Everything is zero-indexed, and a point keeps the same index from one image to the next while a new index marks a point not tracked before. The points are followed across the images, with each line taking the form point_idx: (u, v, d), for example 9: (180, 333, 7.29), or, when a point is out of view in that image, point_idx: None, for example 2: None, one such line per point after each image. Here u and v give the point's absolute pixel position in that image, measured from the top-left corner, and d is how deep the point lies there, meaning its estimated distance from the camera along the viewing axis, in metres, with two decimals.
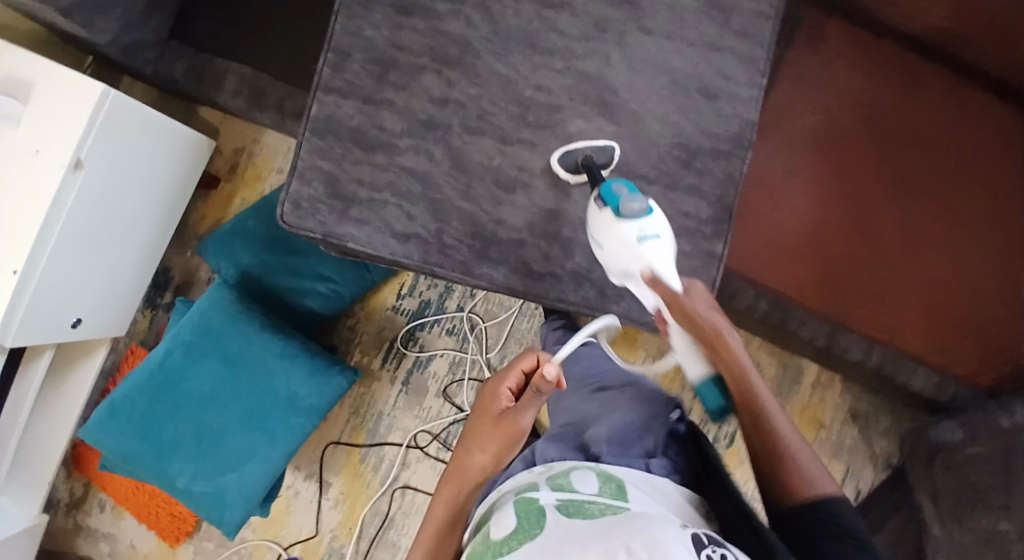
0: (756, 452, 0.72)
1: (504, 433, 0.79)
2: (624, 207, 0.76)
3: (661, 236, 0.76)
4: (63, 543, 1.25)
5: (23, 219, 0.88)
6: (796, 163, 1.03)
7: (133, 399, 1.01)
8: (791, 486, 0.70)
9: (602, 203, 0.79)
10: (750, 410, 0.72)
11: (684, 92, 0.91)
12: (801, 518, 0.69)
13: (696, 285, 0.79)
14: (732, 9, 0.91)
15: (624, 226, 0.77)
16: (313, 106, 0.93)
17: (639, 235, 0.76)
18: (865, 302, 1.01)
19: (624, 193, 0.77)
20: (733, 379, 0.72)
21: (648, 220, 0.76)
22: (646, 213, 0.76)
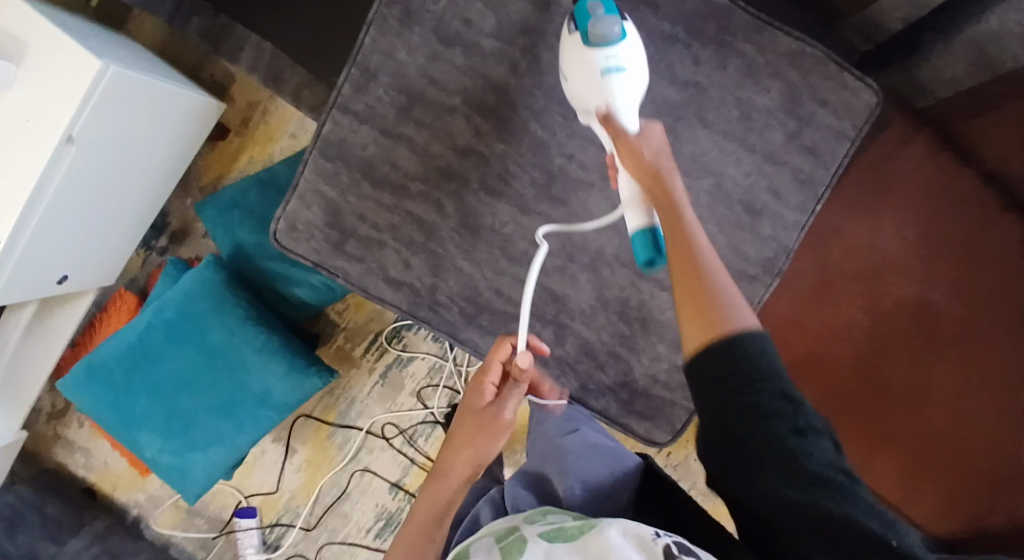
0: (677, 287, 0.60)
1: (488, 427, 0.76)
2: (592, 30, 0.71)
3: (629, 67, 0.71)
4: (42, 446, 1.32)
5: (6, 190, 0.83)
6: (822, 283, 0.96)
7: (112, 367, 1.03)
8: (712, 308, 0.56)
9: (574, 25, 0.73)
10: (679, 243, 0.61)
11: (727, 203, 0.82)
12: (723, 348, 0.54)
13: (655, 131, 0.69)
14: (810, 120, 0.82)
15: (592, 54, 0.72)
16: (326, 125, 0.85)
17: (605, 64, 0.71)
18: (851, 433, 0.96)
19: (598, 13, 0.71)
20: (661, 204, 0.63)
21: (618, 46, 0.71)
22: (617, 38, 0.71)
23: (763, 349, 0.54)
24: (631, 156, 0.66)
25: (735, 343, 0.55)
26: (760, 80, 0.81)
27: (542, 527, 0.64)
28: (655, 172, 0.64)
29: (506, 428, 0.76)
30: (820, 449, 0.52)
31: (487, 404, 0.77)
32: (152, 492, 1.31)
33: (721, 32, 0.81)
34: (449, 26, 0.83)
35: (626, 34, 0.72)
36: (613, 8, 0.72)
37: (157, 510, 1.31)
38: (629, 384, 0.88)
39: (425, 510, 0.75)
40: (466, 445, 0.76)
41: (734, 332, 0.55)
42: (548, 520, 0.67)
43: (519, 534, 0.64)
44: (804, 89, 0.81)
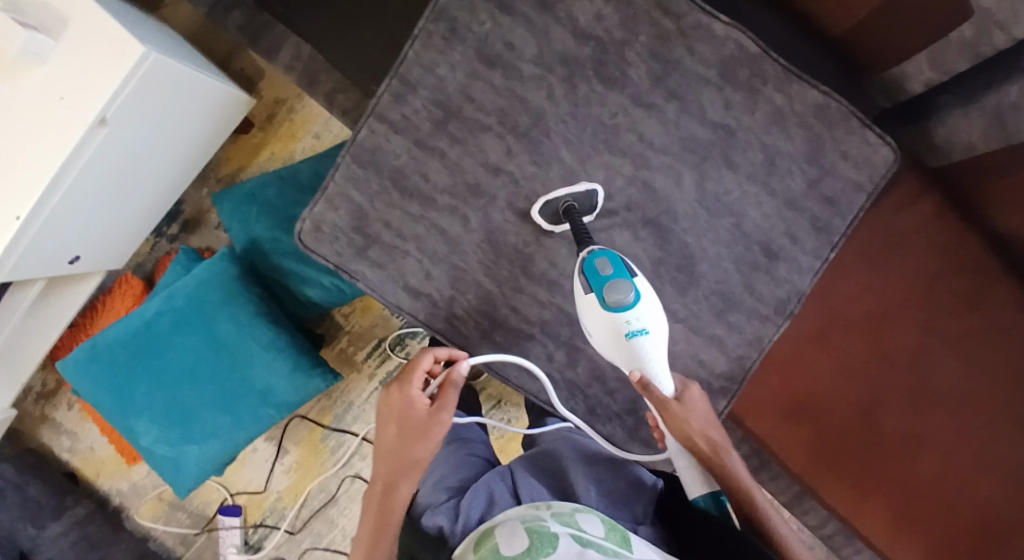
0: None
1: (417, 433, 0.78)
2: (609, 295, 0.73)
3: (648, 327, 0.73)
4: (28, 425, 1.30)
5: (31, 165, 0.83)
6: (828, 331, 0.98)
7: (116, 352, 1.01)
8: None
9: (588, 286, 0.75)
10: (753, 520, 0.75)
11: (745, 243, 0.84)
12: None
13: (693, 388, 0.79)
14: (831, 171, 0.84)
15: (611, 318, 0.73)
16: (362, 132, 0.86)
17: (629, 329, 0.73)
18: (843, 479, 0.98)
19: (610, 277, 0.73)
20: (730, 485, 0.76)
21: (636, 309, 0.73)
22: (632, 301, 0.73)
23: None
24: (685, 433, 0.77)
25: None
26: (788, 127, 0.83)
27: (571, 528, 0.68)
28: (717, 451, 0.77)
29: (431, 434, 0.78)
30: None
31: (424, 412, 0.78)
32: (136, 482, 1.29)
33: (754, 77, 0.83)
34: (490, 47, 0.84)
35: (639, 292, 0.73)
36: (623, 268, 0.74)
37: (138, 501, 1.30)
38: (636, 411, 0.90)
39: (374, 517, 0.78)
40: (399, 453, 0.78)
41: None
42: (578, 522, 0.70)
43: (549, 527, 0.67)
44: (828, 140, 0.84)
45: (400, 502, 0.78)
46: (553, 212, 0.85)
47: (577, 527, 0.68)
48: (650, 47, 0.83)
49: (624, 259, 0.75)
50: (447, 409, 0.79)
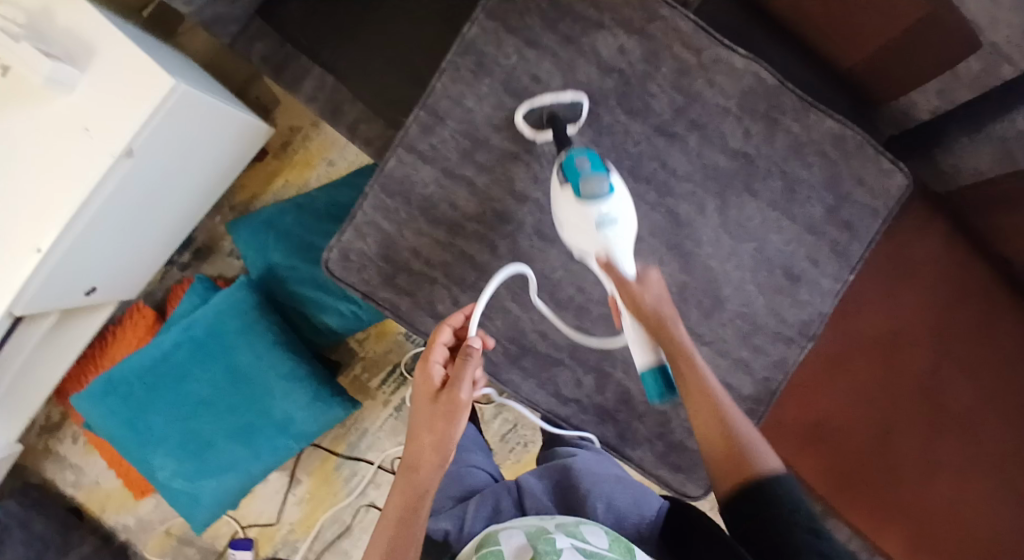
0: (701, 430, 0.70)
1: (435, 410, 0.75)
2: (585, 185, 0.74)
3: (621, 219, 0.74)
4: (30, 459, 1.27)
5: (55, 198, 0.81)
6: (846, 354, 1.00)
7: (132, 385, 0.99)
8: (742, 462, 0.68)
9: (564, 181, 0.76)
10: (698, 391, 0.69)
11: (768, 267, 0.86)
12: (756, 491, 0.67)
13: (653, 272, 0.73)
14: (848, 198, 0.87)
15: (584, 209, 0.74)
16: (390, 161, 0.88)
17: (600, 218, 0.73)
18: (862, 498, 0.99)
19: (587, 170, 0.75)
20: (673, 353, 0.69)
21: (610, 201, 0.74)
22: (606, 194, 0.74)
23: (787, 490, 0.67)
24: (633, 302, 0.70)
25: (766, 489, 0.67)
26: (806, 156, 0.86)
27: (575, 541, 0.71)
28: (663, 322, 0.69)
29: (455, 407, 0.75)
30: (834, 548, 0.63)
31: (439, 388, 0.76)
32: (143, 516, 1.26)
33: (772, 109, 0.86)
34: (517, 80, 0.86)
35: (613, 188, 0.75)
36: (599, 164, 0.75)
37: (145, 535, 1.27)
38: (665, 435, 0.90)
39: (400, 501, 0.75)
40: (423, 432, 0.75)
41: (763, 475, 0.68)
42: (583, 533, 0.73)
43: (555, 542, 0.70)
44: (844, 168, 0.87)
45: (424, 483, 0.75)
46: (537, 119, 0.86)
47: (582, 541, 0.71)
48: (672, 80, 0.86)
49: (602, 159, 0.77)
50: (461, 383, 0.75)
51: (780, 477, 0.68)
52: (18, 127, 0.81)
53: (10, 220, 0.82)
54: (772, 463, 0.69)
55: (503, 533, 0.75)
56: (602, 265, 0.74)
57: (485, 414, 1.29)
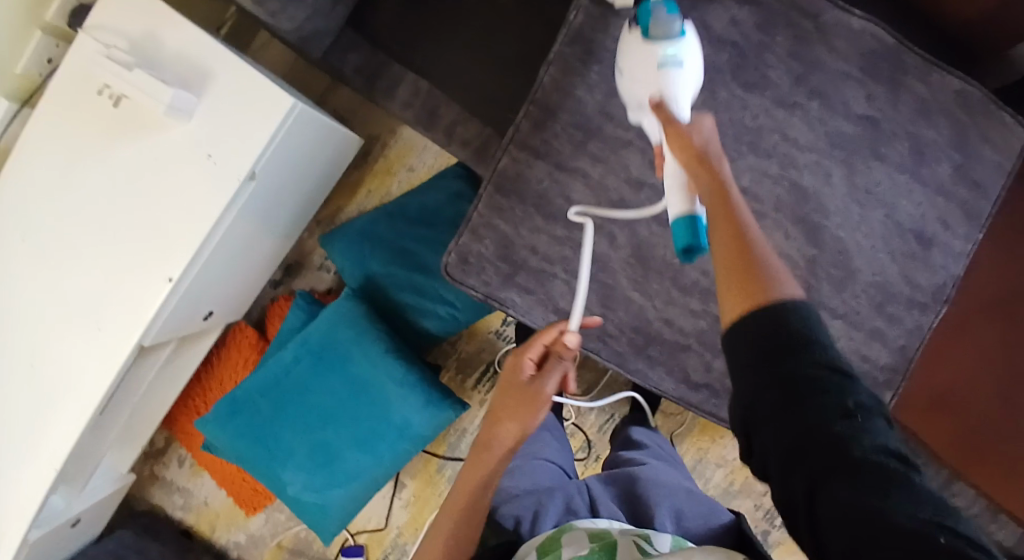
0: (718, 252, 0.54)
1: (522, 398, 0.80)
2: (654, 25, 0.70)
3: (689, 63, 0.69)
4: (137, 486, 1.28)
5: (183, 226, 0.83)
6: (968, 326, 0.96)
7: (257, 403, 1.02)
8: (751, 284, 0.51)
9: (634, 25, 0.72)
10: (722, 215, 0.55)
11: (899, 234, 0.85)
12: (759, 321, 0.49)
13: (705, 118, 0.63)
14: (977, 155, 0.84)
15: (650, 49, 0.70)
16: (504, 160, 0.87)
17: (664, 56, 0.69)
18: (1007, 474, 0.94)
19: (659, 10, 0.70)
20: (706, 177, 0.57)
21: (681, 43, 0.69)
22: (677, 36, 0.69)
23: (808, 322, 0.49)
24: (679, 139, 0.61)
25: (782, 322, 0.49)
26: (932, 116, 0.83)
27: (636, 538, 0.73)
28: (705, 154, 0.59)
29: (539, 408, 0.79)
30: (880, 433, 0.45)
31: (529, 378, 0.80)
32: (253, 532, 1.27)
33: (895, 70, 0.83)
34: None
35: (685, 32, 0.70)
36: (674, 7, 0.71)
37: (255, 550, 1.28)
38: None
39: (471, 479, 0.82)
40: (505, 419, 0.80)
41: (779, 300, 0.50)
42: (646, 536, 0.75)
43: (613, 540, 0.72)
44: (971, 126, 0.84)
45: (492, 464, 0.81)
46: None
47: (643, 539, 0.73)
48: (788, 48, 0.84)
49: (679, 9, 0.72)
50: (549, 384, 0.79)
51: (795, 307, 0.49)
52: (147, 159, 0.84)
53: (142, 250, 0.84)
54: (793, 289, 0.51)
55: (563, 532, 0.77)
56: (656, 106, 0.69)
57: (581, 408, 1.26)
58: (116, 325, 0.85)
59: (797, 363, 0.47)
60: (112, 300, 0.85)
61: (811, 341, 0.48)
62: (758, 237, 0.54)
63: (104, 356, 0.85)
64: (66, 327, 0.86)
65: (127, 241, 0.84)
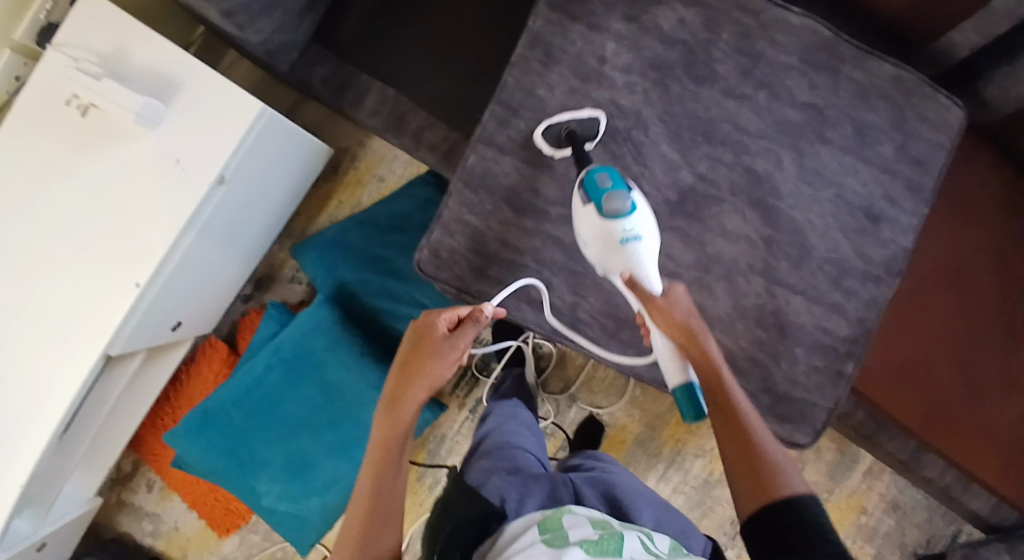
0: (727, 442, 0.72)
1: (427, 357, 0.72)
2: (607, 205, 0.77)
3: (645, 236, 0.77)
4: (104, 516, 1.24)
5: (149, 230, 0.82)
6: (923, 293, 1.01)
7: (229, 413, 1.01)
8: (764, 483, 0.68)
9: (587, 198, 0.79)
10: (725, 408, 0.72)
11: (849, 211, 0.89)
12: (773, 512, 0.67)
13: (677, 286, 0.77)
14: (916, 135, 0.89)
15: (608, 226, 0.77)
16: (470, 157, 0.89)
17: (626, 235, 0.76)
18: (955, 431, 1.00)
19: (608, 188, 0.77)
20: (706, 375, 0.72)
21: (633, 217, 0.76)
22: (629, 211, 0.76)
23: (808, 510, 0.66)
24: (663, 315, 0.74)
25: (790, 512, 0.66)
26: (871, 99, 0.89)
27: (638, 536, 0.78)
28: (694, 335, 0.72)
29: (448, 365, 0.72)
30: None
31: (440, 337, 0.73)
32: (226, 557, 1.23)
33: (834, 58, 0.89)
34: (584, 64, 0.88)
35: (635, 204, 0.77)
36: (620, 181, 0.78)
37: None
38: (770, 389, 0.91)
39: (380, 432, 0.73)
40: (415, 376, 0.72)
41: (789, 496, 0.67)
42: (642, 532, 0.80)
43: (617, 530, 0.76)
44: (908, 107, 0.89)
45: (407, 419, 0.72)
46: (556, 135, 0.88)
47: (643, 537, 0.78)
48: (735, 43, 0.89)
49: (621, 175, 0.79)
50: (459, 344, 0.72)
51: (805, 497, 0.67)
52: (112, 166, 0.83)
53: (108, 256, 0.83)
54: (796, 480, 0.68)
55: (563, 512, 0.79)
56: (628, 280, 0.78)
57: (560, 404, 1.29)
58: (83, 336, 0.83)
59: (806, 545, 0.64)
60: (76, 310, 0.83)
61: (807, 512, 0.66)
62: (753, 420, 0.72)
63: (70, 369, 0.83)
64: (27, 340, 0.84)
65: (91, 249, 0.83)
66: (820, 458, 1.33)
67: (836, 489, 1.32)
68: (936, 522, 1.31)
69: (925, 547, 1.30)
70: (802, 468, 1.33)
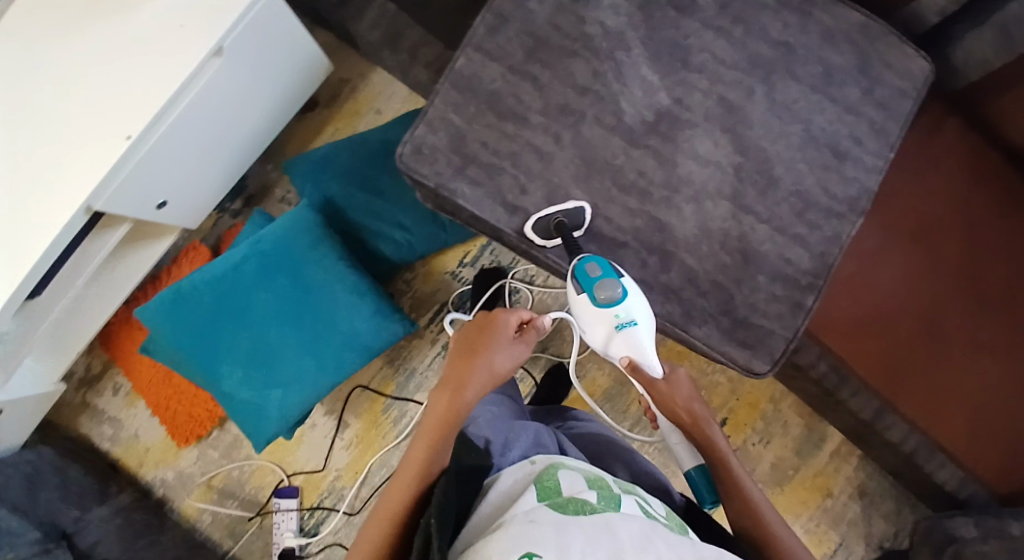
0: (742, 528, 0.79)
1: (500, 347, 0.85)
2: (599, 295, 0.86)
3: (639, 320, 0.86)
4: (65, 416, 1.26)
5: (146, 87, 0.86)
6: (885, 245, 1.04)
7: (202, 295, 1.03)
8: None
9: (579, 287, 0.87)
10: (738, 497, 0.81)
11: (816, 145, 0.93)
12: None
13: (679, 375, 0.90)
14: (880, 80, 0.96)
15: (604, 312, 0.86)
16: (459, 60, 0.93)
17: (621, 321, 0.86)
18: (912, 382, 1.01)
19: (599, 278, 0.86)
20: (715, 463, 0.84)
21: (624, 304, 0.86)
22: (621, 297, 0.86)
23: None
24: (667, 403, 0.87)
25: None
26: (838, 45, 0.95)
27: (635, 500, 0.71)
28: (699, 420, 0.86)
29: (511, 364, 0.86)
30: None
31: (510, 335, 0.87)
32: (182, 470, 1.23)
33: (805, 3, 0.95)
34: None
35: (626, 289, 0.86)
36: (610, 270, 0.87)
37: (184, 491, 1.23)
38: (731, 311, 0.92)
39: (440, 416, 0.79)
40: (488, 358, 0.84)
41: None
42: (641, 496, 0.74)
43: (614, 493, 0.68)
44: (872, 54, 0.96)
45: (469, 406, 0.81)
46: (543, 227, 0.91)
47: (642, 500, 0.71)
48: None
49: (611, 262, 0.88)
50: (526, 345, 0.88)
51: None
52: (123, 27, 0.89)
53: (104, 109, 0.87)
54: None
55: (561, 467, 0.73)
56: (629, 366, 0.88)
57: (532, 351, 1.30)
58: (68, 181, 0.86)
59: None
60: (65, 155, 0.87)
61: None
62: (761, 502, 0.80)
63: (50, 209, 0.86)
64: (16, 183, 0.87)
65: (90, 103, 0.87)
66: (788, 435, 1.32)
67: (802, 468, 1.30)
68: (904, 514, 1.28)
69: (892, 540, 1.27)
70: (769, 441, 1.32)
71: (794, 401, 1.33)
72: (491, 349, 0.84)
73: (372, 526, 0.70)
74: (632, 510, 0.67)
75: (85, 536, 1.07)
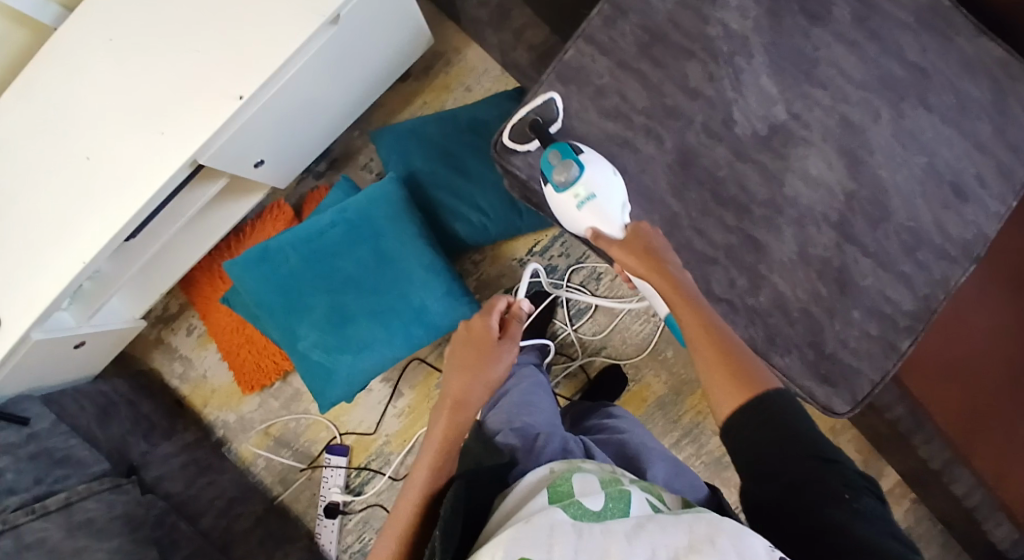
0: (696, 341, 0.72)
1: (490, 354, 0.81)
2: (555, 178, 0.84)
3: (598, 192, 0.82)
4: (139, 349, 1.31)
5: (261, 47, 0.86)
6: (992, 298, 0.97)
7: (287, 255, 1.05)
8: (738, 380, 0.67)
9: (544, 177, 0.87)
10: (691, 313, 0.73)
11: (937, 181, 0.87)
12: (758, 408, 0.65)
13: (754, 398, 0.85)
14: (1014, 119, 0.88)
15: (565, 196, 0.84)
16: (570, 50, 0.90)
17: (579, 198, 0.83)
18: (999, 443, 0.93)
19: (557, 161, 0.84)
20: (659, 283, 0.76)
21: (583, 180, 0.83)
22: (578, 174, 0.83)
23: (790, 402, 0.65)
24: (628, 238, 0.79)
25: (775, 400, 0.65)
26: (977, 76, 0.88)
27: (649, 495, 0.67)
28: (658, 258, 0.77)
29: (506, 366, 0.83)
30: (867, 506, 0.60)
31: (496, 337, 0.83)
32: (244, 415, 1.27)
33: (948, 26, 0.88)
34: None
35: (584, 165, 0.83)
36: (569, 151, 0.84)
37: (243, 435, 1.27)
38: (817, 344, 0.87)
39: (444, 434, 0.77)
40: (478, 371, 0.80)
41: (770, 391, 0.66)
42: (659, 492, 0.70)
43: (626, 489, 0.65)
44: (1014, 89, 0.88)
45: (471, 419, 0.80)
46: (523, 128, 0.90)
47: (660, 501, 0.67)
48: None
49: (573, 144, 0.85)
50: (514, 339, 0.85)
51: (780, 393, 0.66)
52: None
53: (217, 66, 0.87)
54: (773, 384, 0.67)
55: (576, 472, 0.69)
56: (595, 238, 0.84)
57: (590, 348, 1.27)
58: (178, 135, 0.87)
59: (785, 409, 0.64)
60: (176, 108, 0.87)
61: (783, 403, 0.65)
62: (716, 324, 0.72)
63: (157, 160, 0.87)
64: (128, 130, 0.89)
65: (204, 58, 0.87)
66: None
67: None
68: None
69: None
70: None
71: (853, 434, 1.28)
72: (476, 359, 0.81)
73: (388, 529, 0.70)
74: (644, 507, 0.63)
75: (150, 470, 1.12)
